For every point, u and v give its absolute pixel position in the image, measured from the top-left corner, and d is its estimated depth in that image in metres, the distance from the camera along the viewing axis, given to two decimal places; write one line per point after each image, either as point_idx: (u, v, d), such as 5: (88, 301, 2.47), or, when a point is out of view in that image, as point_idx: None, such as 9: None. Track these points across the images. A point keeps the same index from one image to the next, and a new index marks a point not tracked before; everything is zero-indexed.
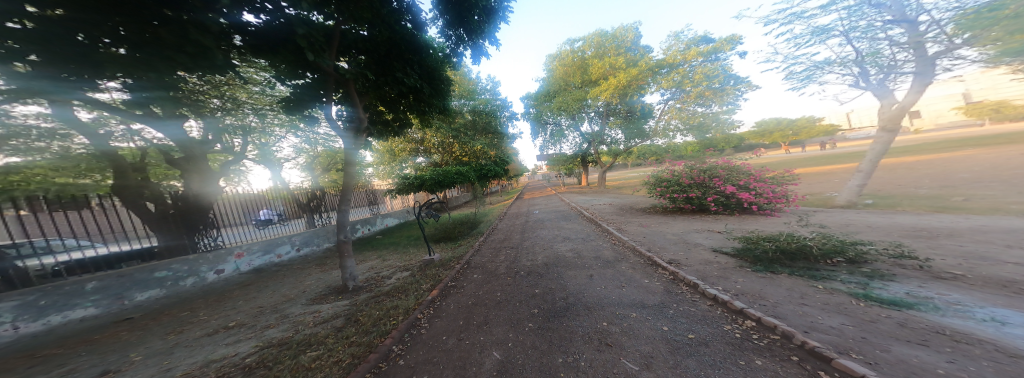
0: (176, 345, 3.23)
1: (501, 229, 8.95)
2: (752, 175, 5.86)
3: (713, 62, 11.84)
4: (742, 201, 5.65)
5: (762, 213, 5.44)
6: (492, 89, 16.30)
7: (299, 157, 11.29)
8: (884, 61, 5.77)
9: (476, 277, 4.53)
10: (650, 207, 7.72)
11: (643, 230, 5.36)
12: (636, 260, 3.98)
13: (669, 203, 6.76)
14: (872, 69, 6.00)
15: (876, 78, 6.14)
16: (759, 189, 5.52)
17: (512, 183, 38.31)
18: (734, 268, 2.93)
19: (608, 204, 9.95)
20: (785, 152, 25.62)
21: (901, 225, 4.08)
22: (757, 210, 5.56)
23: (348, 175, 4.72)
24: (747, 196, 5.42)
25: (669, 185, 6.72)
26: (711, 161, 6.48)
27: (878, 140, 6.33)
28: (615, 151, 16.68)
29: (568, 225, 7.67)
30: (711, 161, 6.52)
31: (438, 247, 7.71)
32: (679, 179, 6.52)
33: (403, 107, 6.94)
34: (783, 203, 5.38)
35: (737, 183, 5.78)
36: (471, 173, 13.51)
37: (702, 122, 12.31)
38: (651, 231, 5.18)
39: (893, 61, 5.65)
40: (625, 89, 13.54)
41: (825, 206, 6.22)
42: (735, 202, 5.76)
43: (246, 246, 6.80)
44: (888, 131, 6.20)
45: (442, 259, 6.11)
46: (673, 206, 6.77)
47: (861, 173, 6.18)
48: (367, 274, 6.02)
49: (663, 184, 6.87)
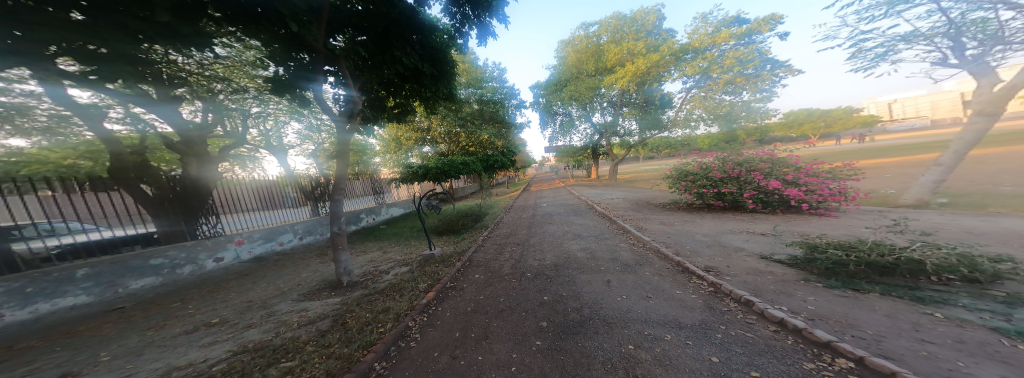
0: (150, 344, 2.96)
1: (507, 223, 8.50)
2: (801, 168, 5.07)
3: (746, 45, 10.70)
4: (788, 199, 4.88)
5: (813, 212, 4.70)
6: (501, 77, 15.59)
7: (305, 144, 11.15)
8: (992, 29, 4.77)
9: (478, 278, 4.07)
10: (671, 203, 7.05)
11: (667, 229, 4.73)
12: (662, 265, 3.41)
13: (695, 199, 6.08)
14: (971, 41, 5.05)
15: (973, 53, 5.18)
16: (811, 185, 4.77)
17: (520, 175, 37.86)
18: (796, 281, 2.32)
19: (622, 199, 9.30)
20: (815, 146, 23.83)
21: (1013, 233, 3.26)
22: (806, 210, 4.75)
23: (338, 165, 4.24)
24: (797, 194, 4.65)
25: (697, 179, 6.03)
26: (748, 153, 5.71)
27: (971, 126, 5.47)
28: (629, 143, 15.83)
29: (578, 220, 7.09)
30: (747, 153, 5.78)
31: (441, 240, 7.36)
32: (708, 172, 5.84)
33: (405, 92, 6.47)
34: (840, 202, 4.57)
35: (783, 178, 5.01)
36: (477, 163, 13.01)
37: (730, 112, 11.28)
38: (676, 230, 4.56)
39: (1004, 29, 4.66)
40: (645, 76, 12.53)
41: (886, 206, 5.56)
42: (777, 200, 5.01)
43: (247, 234, 6.59)
44: (985, 116, 5.34)
45: (444, 254, 5.71)
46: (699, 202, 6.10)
47: (940, 168, 5.31)
48: (364, 268, 5.69)
49: (689, 179, 6.19)
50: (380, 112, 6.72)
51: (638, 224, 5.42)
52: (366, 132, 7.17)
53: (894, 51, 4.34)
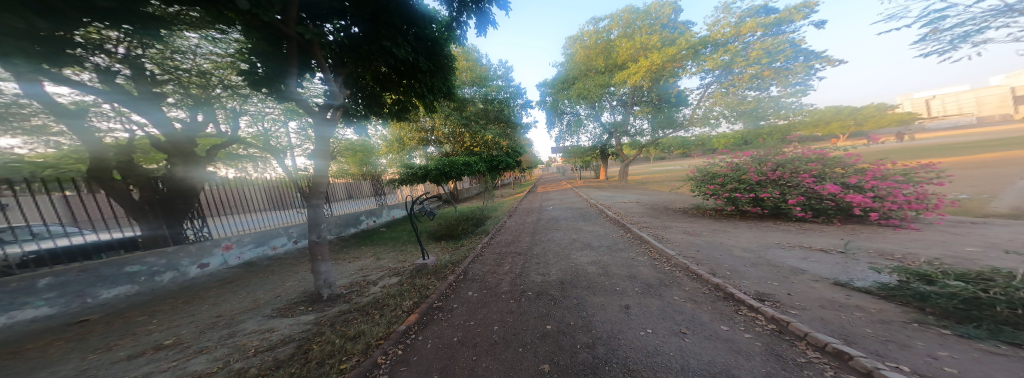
0: (80, 374, 2.52)
1: (509, 228, 7.96)
2: (865, 170, 4.28)
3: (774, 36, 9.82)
4: (852, 207, 4.17)
5: (882, 222, 4.01)
6: (507, 75, 15.11)
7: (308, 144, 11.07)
8: None
9: (470, 297, 3.51)
10: (693, 209, 6.35)
11: (692, 240, 4.07)
12: (694, 287, 2.76)
13: (727, 206, 5.42)
14: None
15: None
16: (879, 190, 4.04)
17: (526, 176, 37.36)
18: (909, 325, 1.65)
19: (634, 202, 8.61)
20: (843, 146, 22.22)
21: None
22: (878, 218, 4.06)
23: (317, 166, 3.72)
24: (864, 202, 3.92)
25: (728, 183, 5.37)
26: (791, 152, 4.95)
27: None
28: (640, 143, 15.04)
29: (587, 227, 6.44)
30: (789, 151, 5.03)
31: (438, 247, 6.88)
32: (742, 174, 5.16)
33: (402, 89, 6.06)
34: (922, 209, 3.82)
35: (842, 182, 4.27)
36: (481, 164, 12.61)
37: (756, 108, 10.35)
38: (706, 241, 3.87)
39: None
40: (659, 71, 11.76)
41: (966, 214, 4.75)
42: (835, 207, 4.30)
43: (237, 238, 6.28)
44: None
45: (438, 263, 5.19)
46: (732, 209, 5.42)
47: None
48: (353, 277, 5.22)
49: (719, 183, 5.52)
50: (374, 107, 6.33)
51: (656, 232, 4.76)
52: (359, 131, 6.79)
53: (983, 28, 3.51)
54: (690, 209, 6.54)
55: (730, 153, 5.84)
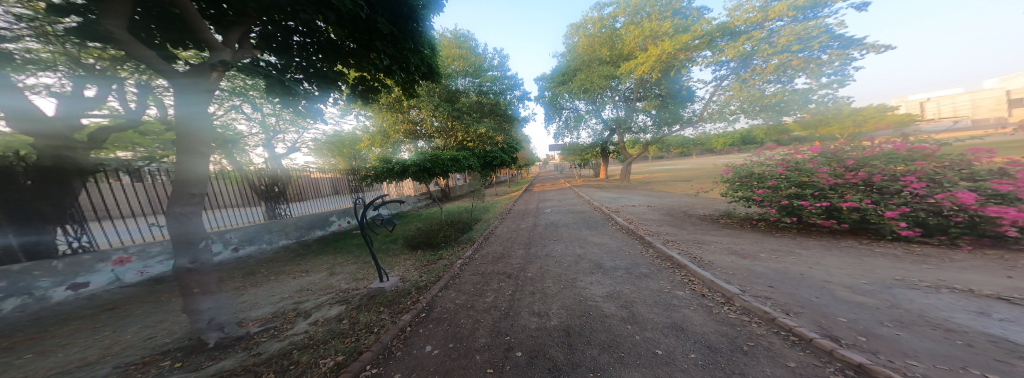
0: None
1: (500, 235, 6.79)
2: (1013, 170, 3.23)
3: (807, 20, 8.81)
4: (997, 225, 3.13)
5: None
6: (503, 65, 13.84)
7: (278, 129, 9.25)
8: None
9: (430, 356, 2.31)
10: (735, 219, 5.38)
11: (746, 265, 2.94)
12: (817, 367, 1.55)
13: (783, 216, 4.47)
14: None
15: None
16: None
17: (521, 174, 36.43)
18: None
19: (645, 206, 7.55)
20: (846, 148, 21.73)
21: None
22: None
23: (184, 155, 2.37)
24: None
25: (787, 187, 4.41)
26: (881, 147, 4.04)
27: None
28: (643, 141, 14.09)
29: (595, 238, 5.24)
30: (875, 146, 4.12)
31: (411, 261, 5.64)
32: (807, 178, 4.23)
33: (369, 66, 4.75)
34: None
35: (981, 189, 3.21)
36: (472, 159, 11.46)
37: (780, 102, 9.26)
38: (784, 269, 2.67)
39: None
40: (669, 61, 10.86)
41: None
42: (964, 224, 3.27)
43: (140, 247, 4.93)
44: None
45: (400, 289, 3.95)
46: (791, 220, 4.46)
47: None
48: (282, 304, 3.95)
49: (775, 185, 4.54)
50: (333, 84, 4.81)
51: (691, 251, 3.57)
52: (312, 111, 5.26)
53: None
54: (720, 218, 5.43)
55: (792, 148, 4.94)
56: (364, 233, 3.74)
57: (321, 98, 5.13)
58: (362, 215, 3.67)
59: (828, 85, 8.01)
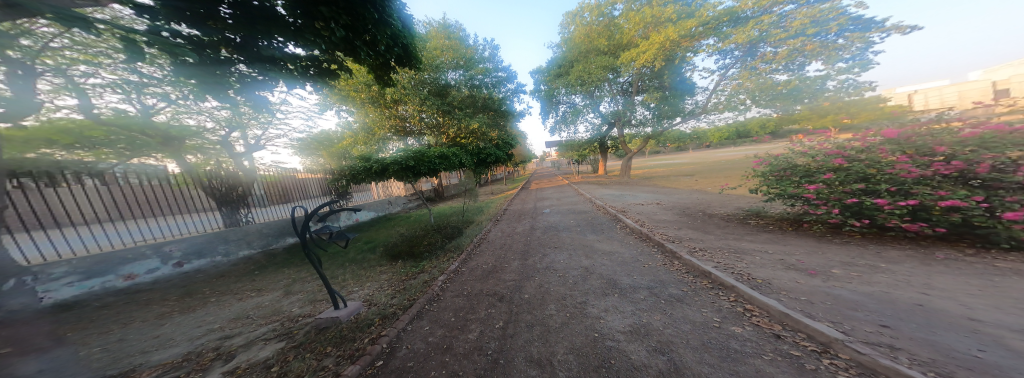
0: None
1: (493, 240, 5.97)
2: None
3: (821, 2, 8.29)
4: None
5: None
6: (494, 56, 12.95)
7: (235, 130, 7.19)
8: None
9: None
10: (772, 219, 4.64)
11: (814, 284, 2.20)
12: None
13: (849, 218, 3.72)
14: None
15: None
16: None
17: (515, 172, 35.82)
18: None
19: (654, 204, 6.81)
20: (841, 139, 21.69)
21: None
22: None
23: None
24: None
25: (850, 181, 3.68)
26: (978, 128, 3.16)
27: None
28: (642, 135, 13.48)
29: (603, 245, 4.44)
30: (966, 128, 3.26)
31: (386, 276, 4.78)
32: (872, 171, 3.52)
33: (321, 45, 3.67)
34: None
35: None
36: (464, 158, 10.53)
37: (795, 89, 8.67)
38: (890, 297, 1.87)
39: None
40: (671, 50, 10.24)
41: None
42: None
43: (39, 269, 3.90)
44: None
45: (360, 318, 3.08)
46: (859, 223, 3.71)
47: None
48: (204, 340, 3.03)
49: (835, 178, 3.83)
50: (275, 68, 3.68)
51: (735, 265, 2.77)
52: (254, 103, 4.15)
53: None
54: (749, 218, 4.67)
55: (855, 135, 4.05)
56: (307, 254, 2.65)
57: (266, 86, 4.03)
58: (305, 234, 2.48)
59: (847, 70, 7.43)
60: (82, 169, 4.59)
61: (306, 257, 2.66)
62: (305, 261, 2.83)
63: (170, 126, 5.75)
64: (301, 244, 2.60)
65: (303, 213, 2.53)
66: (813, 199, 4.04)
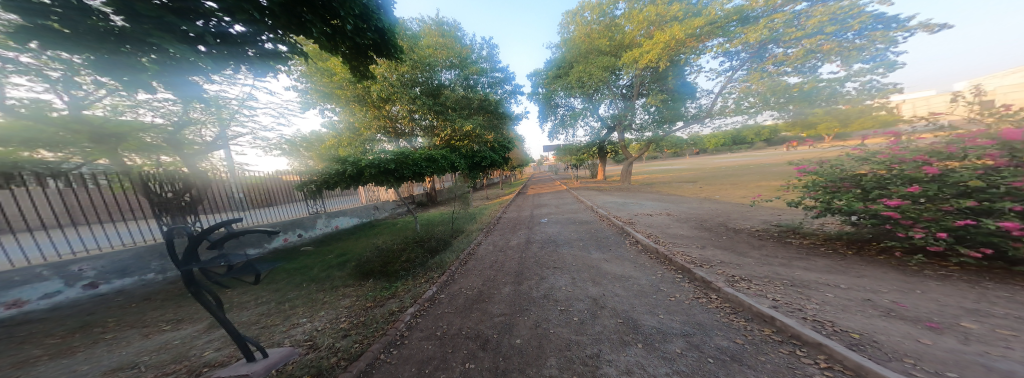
0: None
1: (483, 257, 5.14)
2: None
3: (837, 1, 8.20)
4: None
5: None
6: (492, 56, 12.39)
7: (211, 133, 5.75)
8: None
9: None
10: (822, 238, 3.87)
11: (935, 344, 1.46)
12: None
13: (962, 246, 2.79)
14: None
15: None
16: None
17: (513, 176, 35.31)
18: None
19: (665, 215, 6.12)
20: (841, 147, 21.58)
21: None
22: None
23: None
24: None
25: (949, 197, 2.91)
26: None
27: None
28: (643, 140, 12.97)
29: (612, 268, 3.73)
30: None
31: (348, 302, 3.90)
32: (991, 181, 2.70)
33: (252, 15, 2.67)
34: None
35: None
36: (455, 160, 9.79)
37: (811, 91, 8.12)
38: None
39: None
40: (675, 50, 9.87)
41: None
42: None
43: None
44: None
45: (283, 375, 2.22)
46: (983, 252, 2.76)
47: None
48: None
49: (922, 191, 3.02)
50: (167, 37, 2.32)
51: (810, 307, 1.96)
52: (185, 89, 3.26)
53: None
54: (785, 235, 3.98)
55: (949, 136, 3.21)
56: (196, 293, 1.88)
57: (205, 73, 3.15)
58: (182, 269, 1.71)
59: (870, 71, 7.15)
60: (44, 170, 3.74)
61: (196, 298, 1.90)
62: (208, 300, 2.09)
63: (109, 121, 3.82)
64: (188, 281, 1.85)
65: (183, 239, 1.75)
66: (895, 219, 3.18)
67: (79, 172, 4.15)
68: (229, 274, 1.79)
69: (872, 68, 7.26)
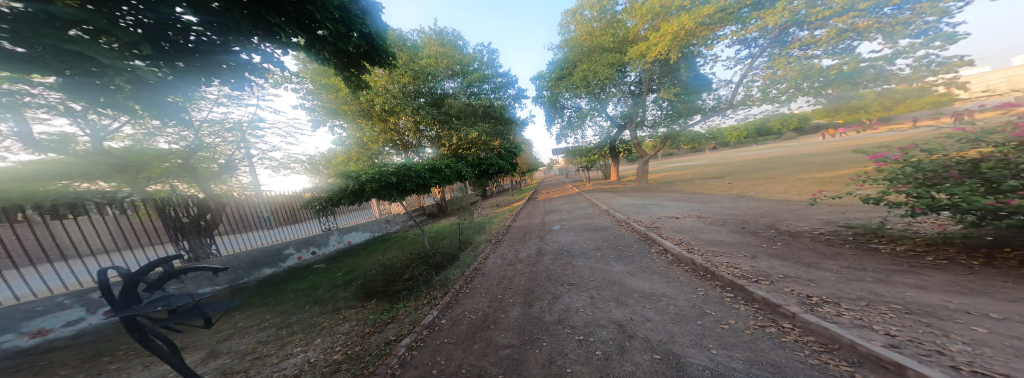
0: None
1: (491, 272, 4.64)
2: None
3: None
4: None
5: None
6: (493, 62, 12.28)
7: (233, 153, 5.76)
8: None
9: None
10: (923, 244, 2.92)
11: None
12: None
13: None
14: None
15: None
16: None
17: (520, 182, 35.02)
18: None
19: (695, 218, 5.39)
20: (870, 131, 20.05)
21: None
22: None
23: None
24: None
25: None
26: None
27: None
28: (658, 137, 12.19)
29: (639, 284, 3.14)
30: None
31: (343, 327, 3.54)
32: None
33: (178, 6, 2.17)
34: None
35: None
36: (460, 168, 9.59)
37: (851, 74, 6.98)
38: None
39: None
40: (685, 41, 9.27)
41: None
42: None
43: None
44: None
45: None
46: None
47: None
48: None
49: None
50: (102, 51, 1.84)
51: (958, 350, 1.37)
52: (162, 109, 2.84)
53: None
54: (868, 239, 3.21)
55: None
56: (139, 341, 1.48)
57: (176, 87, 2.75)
58: (111, 316, 1.28)
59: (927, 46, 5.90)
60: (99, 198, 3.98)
61: (143, 345, 1.51)
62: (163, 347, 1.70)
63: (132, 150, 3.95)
64: (128, 328, 1.46)
65: (117, 277, 1.35)
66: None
67: (129, 200, 4.46)
68: (166, 320, 1.31)
69: (924, 43, 6.03)
